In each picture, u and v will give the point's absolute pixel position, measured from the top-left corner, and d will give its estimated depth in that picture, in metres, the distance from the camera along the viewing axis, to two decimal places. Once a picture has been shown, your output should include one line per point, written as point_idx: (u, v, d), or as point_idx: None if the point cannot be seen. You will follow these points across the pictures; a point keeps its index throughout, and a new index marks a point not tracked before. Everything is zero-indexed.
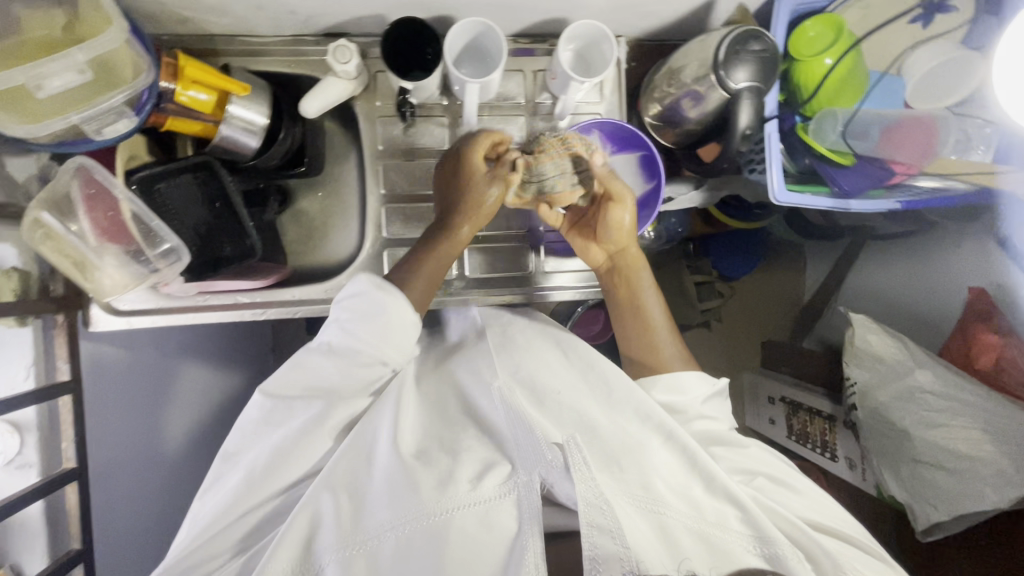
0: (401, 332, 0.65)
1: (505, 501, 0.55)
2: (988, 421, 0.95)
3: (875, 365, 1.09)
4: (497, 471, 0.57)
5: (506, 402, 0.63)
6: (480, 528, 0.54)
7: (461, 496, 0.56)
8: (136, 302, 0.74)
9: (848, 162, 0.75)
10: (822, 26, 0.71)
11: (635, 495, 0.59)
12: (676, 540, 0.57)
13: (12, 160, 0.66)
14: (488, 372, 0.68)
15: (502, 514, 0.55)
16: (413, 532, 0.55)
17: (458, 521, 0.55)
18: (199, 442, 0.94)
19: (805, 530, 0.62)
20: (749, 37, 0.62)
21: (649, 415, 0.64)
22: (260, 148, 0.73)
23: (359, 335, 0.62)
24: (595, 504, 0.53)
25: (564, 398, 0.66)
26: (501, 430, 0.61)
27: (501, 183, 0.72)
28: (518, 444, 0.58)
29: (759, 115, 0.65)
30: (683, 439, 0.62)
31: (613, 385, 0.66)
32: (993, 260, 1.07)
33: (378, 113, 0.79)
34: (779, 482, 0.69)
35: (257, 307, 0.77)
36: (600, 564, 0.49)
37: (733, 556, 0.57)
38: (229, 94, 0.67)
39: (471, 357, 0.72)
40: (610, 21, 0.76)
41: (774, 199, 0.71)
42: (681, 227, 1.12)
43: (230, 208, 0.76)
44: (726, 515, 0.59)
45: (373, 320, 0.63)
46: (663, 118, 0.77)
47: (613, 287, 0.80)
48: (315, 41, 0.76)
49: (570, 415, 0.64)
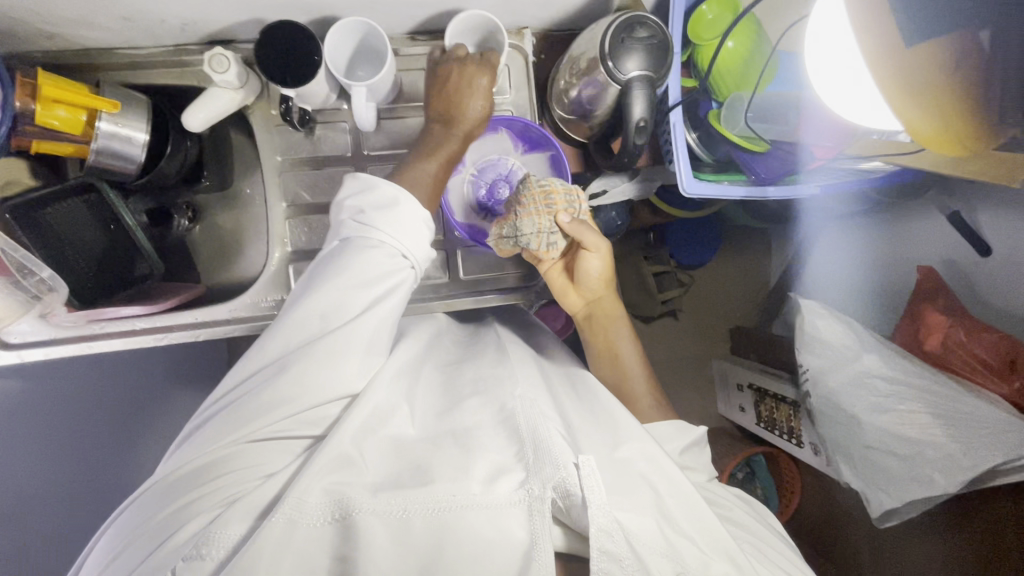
0: (416, 226, 0.61)
1: (513, 509, 0.51)
2: (936, 403, 0.93)
3: (824, 351, 1.06)
4: (513, 475, 0.53)
5: (528, 411, 0.59)
6: (487, 531, 0.50)
7: (472, 496, 0.51)
8: (29, 333, 0.71)
9: (762, 148, 0.71)
10: (719, 7, 0.67)
11: (638, 540, 0.52)
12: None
13: None
14: (509, 382, 0.64)
15: (510, 521, 0.51)
16: (423, 519, 0.50)
17: (466, 523, 0.50)
18: None
19: None
20: (635, 23, 0.59)
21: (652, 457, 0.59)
22: (144, 167, 0.70)
23: (377, 226, 0.59)
24: (607, 531, 0.50)
25: (581, 425, 0.62)
26: (524, 428, 0.57)
27: (488, 72, 0.67)
28: (535, 448, 0.54)
29: (655, 105, 0.61)
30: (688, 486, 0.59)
31: (616, 421, 0.63)
32: (946, 236, 1.03)
33: (275, 122, 0.76)
34: (774, 547, 0.63)
35: (159, 331, 0.73)
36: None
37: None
38: (97, 111, 0.63)
39: (486, 365, 0.69)
40: (509, 12, 0.73)
41: (684, 191, 0.68)
42: (622, 220, 1.08)
43: (127, 231, 0.75)
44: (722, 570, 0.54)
45: (391, 207, 0.60)
46: (571, 111, 0.74)
47: (590, 327, 0.78)
48: (199, 49, 0.72)
49: (592, 433, 0.61)
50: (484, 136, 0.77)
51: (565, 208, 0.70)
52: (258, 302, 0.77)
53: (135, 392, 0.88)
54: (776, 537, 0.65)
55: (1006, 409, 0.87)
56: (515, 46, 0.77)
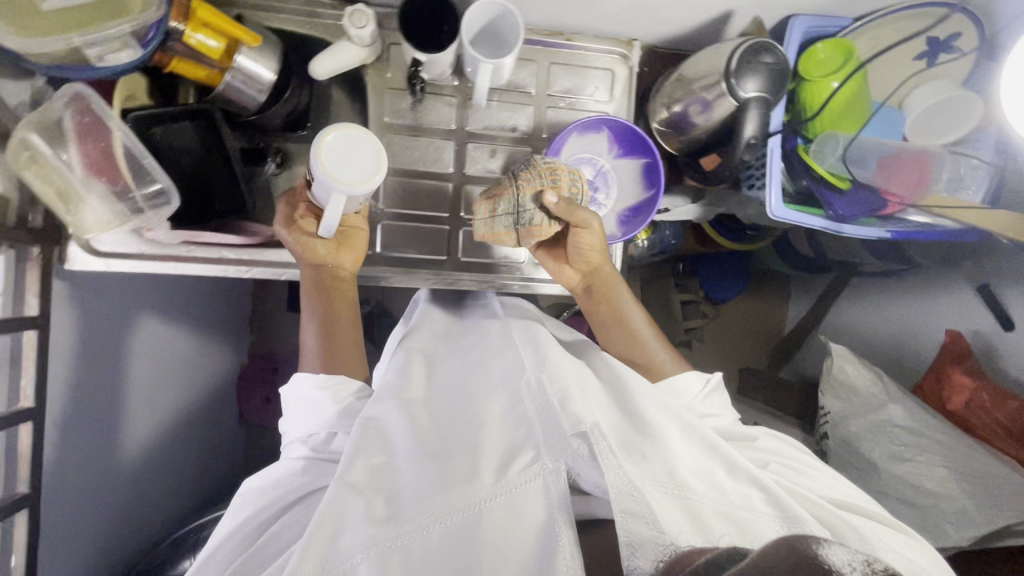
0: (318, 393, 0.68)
1: (532, 486, 0.56)
2: (954, 459, 0.96)
3: (848, 397, 1.10)
4: (521, 458, 0.57)
5: (534, 394, 0.63)
6: (508, 519, 0.54)
7: (486, 489, 0.55)
8: (117, 244, 0.71)
9: (845, 186, 0.76)
10: (833, 49, 0.72)
11: (663, 483, 0.56)
12: (705, 521, 0.54)
13: (4, 83, 0.64)
14: (512, 366, 0.68)
15: (530, 502, 0.55)
16: (445, 527, 0.54)
17: (488, 512, 0.54)
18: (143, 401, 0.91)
19: (834, 509, 0.62)
20: (762, 48, 0.64)
21: (666, 407, 0.65)
22: (262, 105, 0.73)
23: (292, 420, 0.70)
24: (625, 492, 0.53)
25: (589, 391, 0.66)
26: (526, 418, 0.62)
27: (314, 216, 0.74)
28: (543, 431, 0.59)
29: (766, 126, 0.66)
30: (702, 430, 0.64)
31: (634, 395, 0.66)
32: (970, 307, 1.08)
33: (386, 85, 0.79)
34: (797, 469, 0.69)
35: (242, 263, 0.76)
36: (636, 549, 0.50)
37: (762, 536, 0.54)
38: (239, 44, 0.65)
39: (489, 347, 0.73)
40: (627, 22, 0.78)
41: (771, 215, 0.72)
42: (674, 239, 1.13)
43: (227, 162, 0.74)
44: (752, 500, 0.58)
45: (298, 398, 0.70)
46: (669, 124, 0.78)
47: (598, 306, 0.81)
48: (333, 5, 0.76)
49: (596, 403, 0.65)
50: (585, 133, 0.79)
51: (570, 186, 0.75)
52: None
53: None
54: (796, 452, 0.72)
55: (1020, 471, 0.92)
56: (624, 55, 0.82)
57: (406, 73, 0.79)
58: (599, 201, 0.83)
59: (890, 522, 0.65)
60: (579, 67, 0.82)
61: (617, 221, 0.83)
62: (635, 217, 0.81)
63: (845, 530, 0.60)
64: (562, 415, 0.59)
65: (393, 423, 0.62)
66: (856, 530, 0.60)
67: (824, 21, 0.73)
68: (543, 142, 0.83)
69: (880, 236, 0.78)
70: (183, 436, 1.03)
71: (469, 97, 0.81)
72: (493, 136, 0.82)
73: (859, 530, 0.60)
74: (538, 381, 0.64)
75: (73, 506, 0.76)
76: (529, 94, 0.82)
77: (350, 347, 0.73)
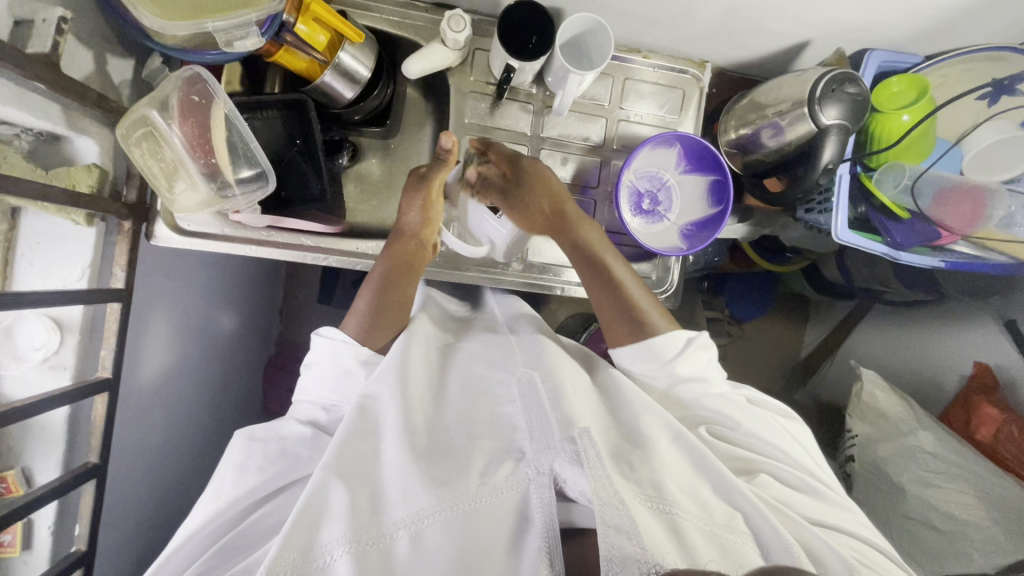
0: (351, 364, 0.72)
1: (512, 492, 0.60)
2: (983, 487, 0.97)
3: (878, 421, 1.12)
4: (505, 464, 0.62)
5: (526, 397, 0.69)
6: (492, 521, 0.59)
7: (473, 490, 0.59)
8: (201, 225, 0.73)
9: (904, 215, 0.79)
10: (906, 84, 0.75)
11: (649, 496, 0.59)
12: (683, 535, 0.57)
13: (114, 60, 0.65)
14: (509, 362, 0.74)
15: (508, 503, 0.60)
16: (430, 525, 0.57)
17: (474, 514, 0.58)
18: (183, 382, 0.90)
19: (815, 532, 0.64)
20: (845, 80, 0.67)
21: (659, 419, 0.70)
22: (354, 99, 0.75)
23: (311, 384, 0.73)
24: (609, 503, 0.54)
25: (578, 393, 0.71)
26: (515, 423, 0.67)
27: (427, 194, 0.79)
28: (533, 438, 0.64)
29: (842, 152, 0.70)
30: (692, 441, 0.68)
31: (630, 410, 0.71)
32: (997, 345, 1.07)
33: (469, 88, 0.81)
34: (794, 483, 0.71)
35: (319, 252, 0.78)
36: (617, 565, 0.50)
37: (744, 557, 0.58)
38: (343, 39, 0.68)
39: (479, 350, 0.78)
40: (706, 43, 0.81)
41: (837, 238, 0.76)
42: (716, 256, 1.16)
43: (310, 150, 0.76)
44: (735, 519, 0.62)
45: (323, 362, 0.73)
46: (738, 145, 0.82)
47: (587, 266, 0.78)
48: (425, 8, 0.78)
49: (588, 410, 0.69)
50: (658, 147, 0.82)
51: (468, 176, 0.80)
52: None
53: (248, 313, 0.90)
54: (800, 458, 0.74)
55: None
56: (695, 75, 0.85)
57: (488, 78, 0.81)
58: (662, 214, 0.86)
59: (879, 545, 0.67)
60: (652, 83, 0.85)
61: (680, 235, 0.85)
62: (698, 232, 0.83)
63: (825, 554, 0.62)
64: (552, 420, 0.64)
65: (385, 415, 0.66)
66: (845, 564, 0.61)
67: (898, 58, 0.76)
68: (612, 152, 0.85)
69: (934, 265, 0.81)
70: (215, 424, 1.05)
71: (546, 105, 0.83)
72: (566, 144, 0.84)
73: (844, 557, 0.62)
74: (530, 377, 0.71)
75: (120, 487, 0.76)
76: (603, 107, 0.84)
77: (391, 323, 0.76)
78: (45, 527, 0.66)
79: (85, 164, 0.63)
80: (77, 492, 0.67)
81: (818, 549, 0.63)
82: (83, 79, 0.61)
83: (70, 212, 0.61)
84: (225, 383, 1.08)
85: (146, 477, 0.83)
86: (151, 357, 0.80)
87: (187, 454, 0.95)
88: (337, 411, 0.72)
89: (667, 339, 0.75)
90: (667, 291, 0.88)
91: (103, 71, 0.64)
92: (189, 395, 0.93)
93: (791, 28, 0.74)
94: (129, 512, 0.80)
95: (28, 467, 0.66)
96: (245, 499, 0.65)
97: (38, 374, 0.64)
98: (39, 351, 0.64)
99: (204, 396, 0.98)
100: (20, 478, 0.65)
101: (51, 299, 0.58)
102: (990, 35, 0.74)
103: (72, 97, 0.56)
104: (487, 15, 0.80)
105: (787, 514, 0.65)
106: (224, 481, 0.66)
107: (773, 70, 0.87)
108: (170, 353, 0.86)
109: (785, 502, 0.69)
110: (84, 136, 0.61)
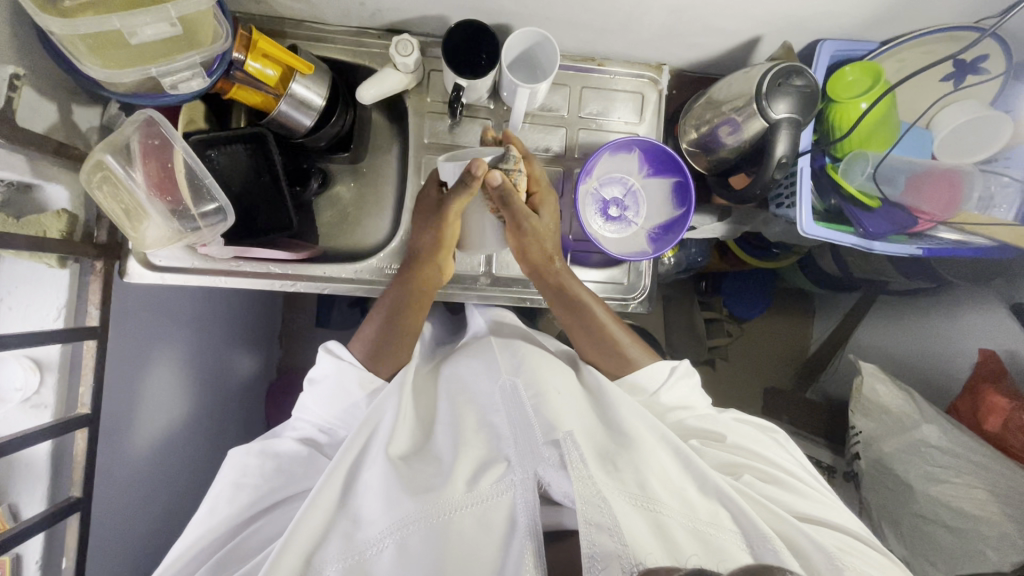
0: (353, 390, 0.71)
1: (500, 501, 0.58)
2: (994, 480, 0.89)
3: (881, 416, 1.05)
4: (492, 471, 0.60)
5: (508, 401, 0.66)
6: (478, 529, 0.57)
7: (457, 497, 0.58)
8: (171, 259, 0.76)
9: (875, 205, 0.77)
10: (861, 72, 0.74)
11: (633, 495, 0.57)
12: (671, 536, 0.54)
13: (78, 109, 0.69)
14: (492, 368, 0.71)
15: (498, 513, 0.58)
16: (414, 532, 0.56)
17: (456, 521, 0.57)
18: (187, 416, 0.91)
19: (798, 527, 0.61)
20: (793, 72, 0.67)
21: (648, 422, 0.66)
22: (313, 127, 0.78)
23: (312, 406, 0.72)
24: (592, 502, 0.52)
25: (562, 394, 0.67)
26: (500, 431, 0.64)
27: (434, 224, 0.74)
28: (517, 445, 0.61)
29: (796, 146, 0.69)
30: (676, 440, 0.65)
31: (614, 410, 0.67)
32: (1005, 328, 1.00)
33: (427, 108, 0.83)
34: (775, 480, 0.69)
35: (287, 278, 0.80)
36: (598, 562, 0.48)
37: (729, 555, 0.55)
38: (294, 72, 0.71)
39: (462, 362, 0.75)
40: (659, 47, 0.81)
41: (803, 232, 0.75)
42: (700, 256, 1.14)
43: (276, 181, 0.78)
44: (719, 515, 0.59)
45: (325, 383, 0.72)
46: (699, 144, 0.81)
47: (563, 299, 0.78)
48: (377, 34, 0.81)
49: (573, 410, 0.66)
50: (617, 153, 0.82)
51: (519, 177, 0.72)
52: (382, 268, 0.84)
53: (183, 331, 0.90)
54: (786, 460, 0.72)
55: None
56: (653, 78, 0.85)
57: (445, 97, 0.83)
58: (629, 219, 0.86)
59: (855, 532, 0.65)
60: (610, 90, 0.85)
61: (647, 238, 0.85)
62: (665, 234, 0.82)
63: (805, 546, 0.60)
64: (535, 424, 0.62)
65: (377, 433, 0.66)
66: (824, 551, 0.59)
67: (852, 46, 0.75)
68: (573, 161, 0.86)
69: (911, 253, 0.78)
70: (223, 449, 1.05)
71: (504, 119, 0.84)
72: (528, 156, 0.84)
73: (823, 547, 0.59)
74: (513, 385, 0.67)
75: (113, 530, 0.75)
76: (561, 117, 0.84)
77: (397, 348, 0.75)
78: (34, 561, 0.67)
79: (53, 210, 0.66)
80: (60, 527, 0.68)
81: (800, 545, 0.60)
82: (48, 129, 0.64)
83: (41, 257, 0.64)
84: (230, 402, 1.08)
85: (150, 517, 0.83)
86: (148, 411, 0.81)
87: (202, 484, 0.97)
88: (332, 434, 0.72)
89: (650, 370, 0.75)
90: (639, 296, 0.88)
91: (69, 120, 0.67)
92: (193, 426, 0.93)
93: (738, 27, 0.74)
94: (126, 553, 0.79)
95: (14, 503, 0.67)
96: (241, 513, 0.66)
97: (22, 413, 0.67)
98: (19, 392, 0.66)
99: (208, 426, 0.99)
100: (7, 513, 0.67)
101: (26, 340, 0.60)
102: (944, 17, 0.72)
103: (33, 147, 0.59)
104: (439, 37, 0.82)
105: (770, 508, 0.62)
106: (220, 499, 0.67)
107: (731, 68, 0.86)
108: (178, 384, 0.88)
109: (771, 498, 0.66)
110: (51, 183, 0.65)
